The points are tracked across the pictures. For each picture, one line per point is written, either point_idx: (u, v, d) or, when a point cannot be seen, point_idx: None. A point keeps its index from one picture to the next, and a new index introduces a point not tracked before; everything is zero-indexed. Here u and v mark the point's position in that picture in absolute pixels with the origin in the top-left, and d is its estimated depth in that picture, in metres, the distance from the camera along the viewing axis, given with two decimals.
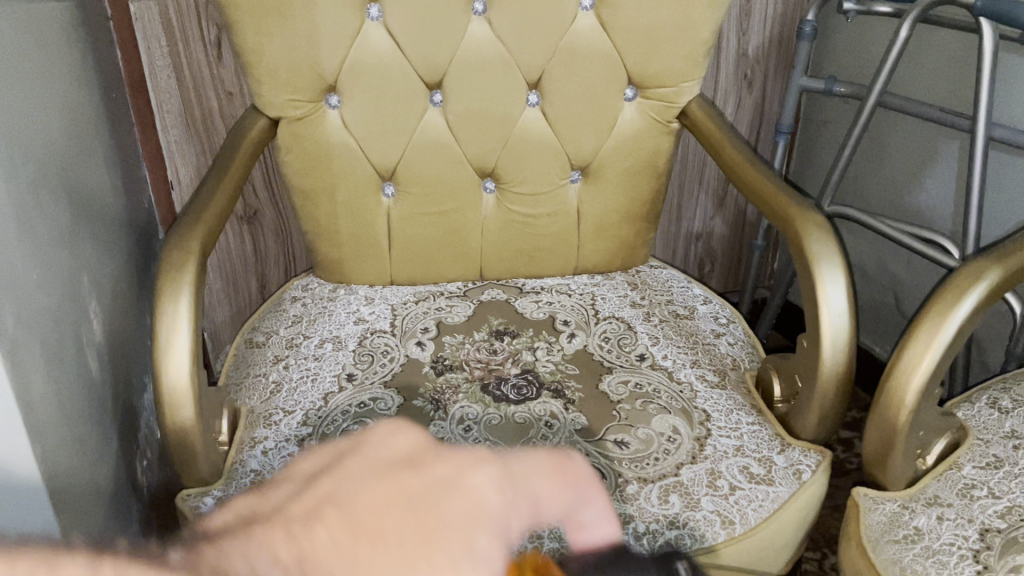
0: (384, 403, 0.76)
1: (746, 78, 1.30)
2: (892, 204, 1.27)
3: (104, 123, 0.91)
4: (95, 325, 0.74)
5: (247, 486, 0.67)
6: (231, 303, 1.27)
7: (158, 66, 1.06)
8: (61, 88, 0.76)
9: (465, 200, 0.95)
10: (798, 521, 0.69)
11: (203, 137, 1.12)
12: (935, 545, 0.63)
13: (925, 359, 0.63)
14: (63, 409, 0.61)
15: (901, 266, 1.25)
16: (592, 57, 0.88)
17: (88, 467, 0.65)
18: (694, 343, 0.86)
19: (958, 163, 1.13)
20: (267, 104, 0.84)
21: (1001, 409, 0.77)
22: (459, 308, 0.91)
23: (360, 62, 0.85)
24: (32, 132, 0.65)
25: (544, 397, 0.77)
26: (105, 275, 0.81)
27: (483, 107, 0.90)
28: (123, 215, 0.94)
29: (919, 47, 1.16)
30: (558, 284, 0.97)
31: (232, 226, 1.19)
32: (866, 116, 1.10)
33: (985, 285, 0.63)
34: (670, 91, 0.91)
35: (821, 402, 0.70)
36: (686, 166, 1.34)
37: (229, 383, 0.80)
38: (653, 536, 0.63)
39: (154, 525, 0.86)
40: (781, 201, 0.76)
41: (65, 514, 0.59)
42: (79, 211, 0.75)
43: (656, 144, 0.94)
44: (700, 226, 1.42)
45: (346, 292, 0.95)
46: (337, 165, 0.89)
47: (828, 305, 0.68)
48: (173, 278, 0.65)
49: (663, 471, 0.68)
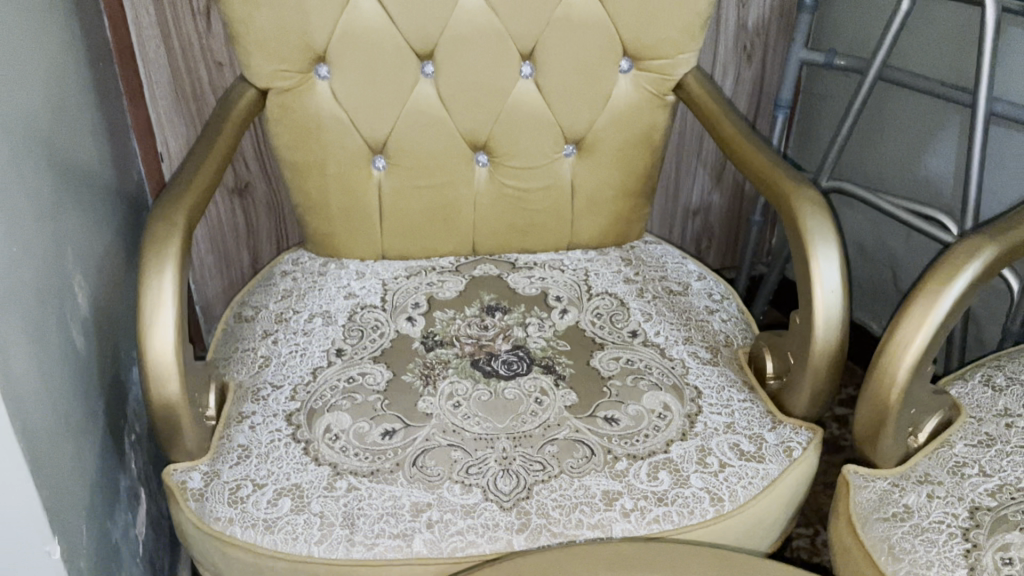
0: (373, 378, 0.75)
1: (746, 51, 1.28)
2: (891, 180, 1.26)
3: (92, 94, 0.90)
4: (80, 298, 0.73)
5: (234, 461, 0.67)
6: (223, 277, 1.26)
7: (146, 35, 1.04)
8: (45, 55, 0.74)
9: (457, 174, 0.93)
10: (787, 500, 0.68)
11: (194, 108, 1.11)
12: (924, 523, 0.63)
13: (918, 337, 0.62)
14: (43, 380, 0.60)
15: (899, 242, 1.24)
16: (586, 29, 0.87)
17: (71, 441, 0.65)
18: (687, 319, 0.85)
19: (958, 138, 1.12)
20: (255, 75, 0.83)
21: (995, 386, 0.76)
22: (450, 283, 0.90)
23: (349, 33, 0.83)
24: (12, 100, 0.63)
25: (534, 372, 0.76)
26: (91, 246, 0.80)
27: (474, 79, 0.88)
28: (111, 186, 0.93)
29: (920, 20, 1.15)
30: (551, 260, 0.96)
31: (222, 198, 1.18)
32: (866, 90, 1.08)
33: (981, 262, 0.63)
34: (666, 63, 0.89)
35: (813, 378, 0.70)
36: (683, 140, 1.33)
37: (217, 358, 0.81)
38: (641, 512, 0.63)
39: (142, 499, 0.85)
40: (777, 176, 0.75)
41: (48, 492, 0.57)
42: (64, 181, 0.74)
43: (651, 117, 0.93)
44: (697, 200, 1.41)
45: (337, 267, 0.94)
46: (327, 137, 0.87)
47: (821, 282, 0.68)
48: (156, 250, 0.64)
49: (652, 448, 0.68)
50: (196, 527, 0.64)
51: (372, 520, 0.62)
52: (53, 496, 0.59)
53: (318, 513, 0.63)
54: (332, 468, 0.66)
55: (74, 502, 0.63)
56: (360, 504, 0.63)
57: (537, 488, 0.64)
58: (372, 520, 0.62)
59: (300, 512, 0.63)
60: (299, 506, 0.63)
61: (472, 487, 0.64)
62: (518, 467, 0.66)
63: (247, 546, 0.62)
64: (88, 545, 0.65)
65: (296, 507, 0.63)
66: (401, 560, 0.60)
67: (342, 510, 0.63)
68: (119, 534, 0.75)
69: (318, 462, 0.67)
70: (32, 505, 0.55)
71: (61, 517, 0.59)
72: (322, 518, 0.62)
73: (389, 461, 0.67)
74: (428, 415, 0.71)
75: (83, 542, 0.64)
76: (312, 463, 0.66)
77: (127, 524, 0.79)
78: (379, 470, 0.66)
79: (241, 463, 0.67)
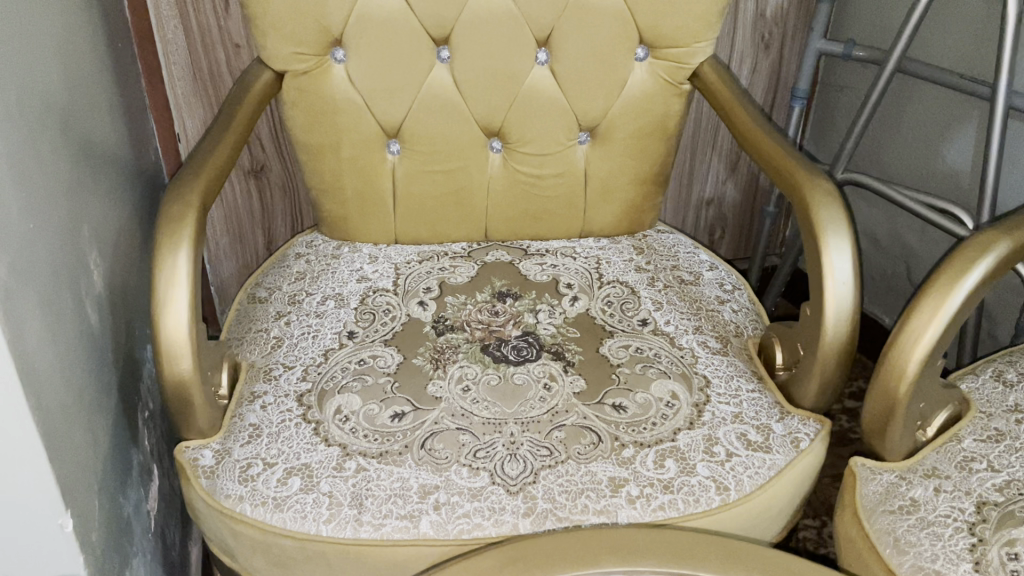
0: (384, 360, 0.76)
1: (763, 41, 1.27)
2: (907, 173, 1.25)
3: (110, 72, 0.91)
4: (95, 275, 0.74)
5: (245, 440, 0.68)
6: (238, 257, 1.27)
7: (164, 16, 1.05)
8: (63, 34, 0.75)
9: (470, 159, 0.93)
10: (793, 490, 0.69)
11: (211, 89, 1.12)
12: (930, 517, 0.63)
13: (929, 330, 0.62)
14: (58, 353, 0.61)
15: (914, 236, 1.24)
16: (603, 15, 0.87)
17: (85, 415, 0.66)
18: (697, 309, 0.85)
19: (977, 132, 1.11)
20: (272, 57, 0.83)
21: (1006, 381, 0.76)
22: (462, 268, 0.90)
23: (366, 16, 0.84)
24: (30, 77, 0.64)
25: (543, 358, 0.77)
26: (107, 224, 0.81)
27: (490, 65, 0.88)
28: (128, 164, 0.93)
29: (941, 12, 1.13)
30: (563, 247, 0.96)
31: (238, 179, 1.19)
32: (884, 82, 1.08)
33: (992, 258, 0.62)
34: (682, 51, 0.89)
35: (821, 370, 0.70)
36: (698, 130, 1.33)
37: (230, 337, 0.82)
38: (647, 499, 0.63)
39: (154, 475, 0.87)
40: (790, 167, 0.75)
41: (62, 465, 0.58)
42: (81, 159, 0.75)
43: (667, 106, 0.93)
44: (711, 191, 1.41)
45: (350, 250, 0.94)
46: (342, 120, 0.88)
47: (833, 274, 0.68)
48: (171, 230, 0.65)
49: (660, 436, 0.68)
50: (207, 504, 0.65)
51: (381, 500, 0.63)
52: (67, 470, 0.59)
53: (327, 493, 0.63)
54: (341, 449, 0.67)
55: (86, 475, 0.64)
56: (368, 484, 0.64)
57: (543, 474, 0.65)
58: (380, 500, 0.63)
59: (309, 491, 0.64)
60: (309, 485, 0.64)
61: (479, 471, 0.65)
62: (525, 452, 0.66)
63: (257, 524, 0.63)
64: (100, 519, 0.66)
65: (305, 487, 0.64)
66: (408, 540, 0.61)
67: (351, 490, 0.64)
68: (131, 508, 0.76)
69: (328, 442, 0.67)
70: (45, 476, 0.55)
71: (74, 490, 0.60)
72: (331, 498, 0.63)
73: (397, 443, 0.67)
74: (438, 399, 0.72)
75: (94, 515, 0.65)
76: (321, 444, 0.67)
77: (139, 499, 0.80)
78: (387, 452, 0.66)
79: (252, 442, 0.68)
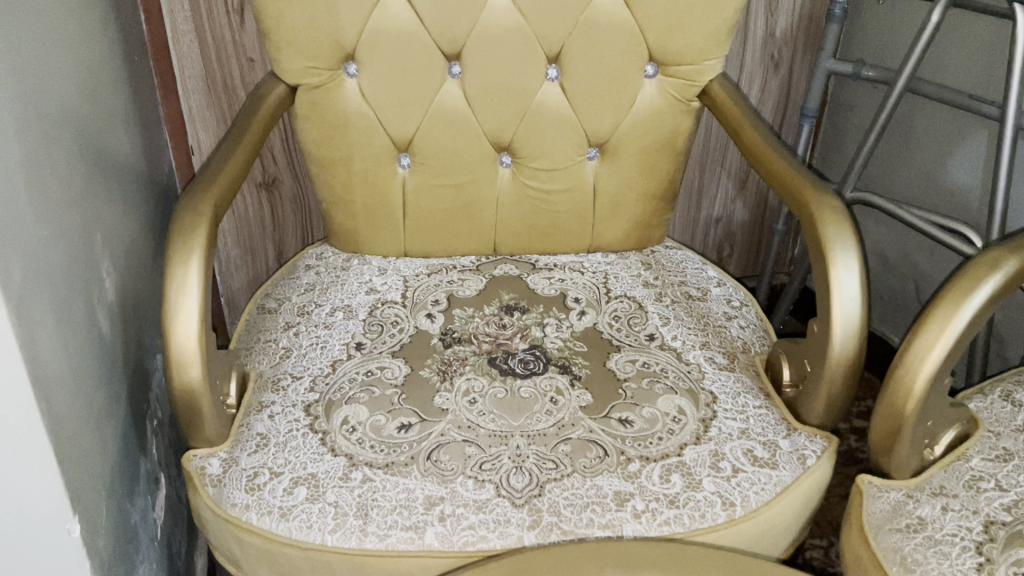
0: (391, 372, 0.76)
1: (773, 60, 1.28)
2: (916, 192, 1.25)
3: (125, 84, 0.92)
4: (107, 283, 0.75)
5: (252, 449, 0.69)
6: (248, 269, 1.28)
7: (181, 30, 1.06)
8: (80, 46, 0.76)
9: (480, 174, 0.94)
10: (799, 507, 0.68)
11: (224, 102, 1.13)
12: (937, 535, 0.62)
13: (936, 348, 0.62)
14: (69, 360, 0.62)
15: (924, 255, 1.24)
16: (614, 33, 0.87)
17: (94, 422, 0.66)
18: (705, 324, 0.85)
19: (986, 152, 1.11)
20: (285, 70, 0.85)
21: (1014, 402, 0.76)
22: (471, 282, 0.91)
23: (378, 32, 0.85)
24: (47, 88, 0.65)
25: (550, 372, 0.77)
26: (120, 233, 0.82)
27: (501, 82, 0.89)
28: (141, 174, 0.94)
29: (950, 33, 1.14)
30: (572, 262, 0.96)
31: (250, 191, 1.20)
32: (892, 102, 1.08)
33: (1001, 276, 0.62)
34: (692, 69, 0.90)
35: (828, 386, 0.70)
36: (707, 146, 1.33)
37: (239, 346, 0.82)
38: (652, 514, 0.63)
39: (161, 483, 0.87)
40: (799, 184, 0.75)
41: (71, 472, 0.59)
42: (95, 170, 0.76)
43: (676, 123, 0.93)
44: (719, 209, 1.41)
45: (360, 262, 0.95)
46: (355, 134, 0.89)
47: (840, 292, 0.68)
48: (183, 241, 0.65)
49: (665, 451, 0.68)
50: (213, 512, 0.65)
51: (386, 511, 0.63)
52: (76, 476, 0.60)
53: (332, 503, 0.64)
54: (347, 460, 0.67)
55: (94, 481, 0.64)
56: (374, 495, 0.64)
57: (549, 486, 0.65)
58: (385, 511, 0.63)
59: (315, 501, 0.64)
60: (314, 495, 0.64)
61: (485, 483, 0.65)
62: (531, 465, 0.66)
63: (262, 533, 0.63)
64: (106, 525, 0.66)
65: (310, 496, 0.64)
66: (412, 551, 0.61)
67: (356, 500, 0.64)
68: (138, 516, 0.76)
69: (334, 453, 0.67)
70: (53, 482, 0.56)
71: (82, 496, 0.61)
72: (336, 508, 0.63)
73: (403, 455, 0.67)
74: (444, 410, 0.72)
75: (102, 522, 0.65)
76: (328, 454, 0.67)
77: (146, 507, 0.80)
78: (393, 463, 0.66)
79: (260, 451, 0.68)
